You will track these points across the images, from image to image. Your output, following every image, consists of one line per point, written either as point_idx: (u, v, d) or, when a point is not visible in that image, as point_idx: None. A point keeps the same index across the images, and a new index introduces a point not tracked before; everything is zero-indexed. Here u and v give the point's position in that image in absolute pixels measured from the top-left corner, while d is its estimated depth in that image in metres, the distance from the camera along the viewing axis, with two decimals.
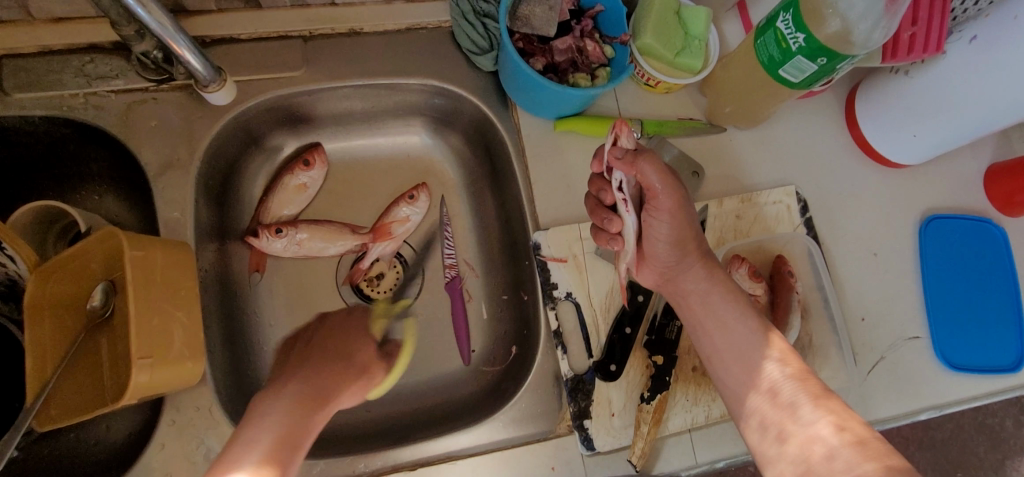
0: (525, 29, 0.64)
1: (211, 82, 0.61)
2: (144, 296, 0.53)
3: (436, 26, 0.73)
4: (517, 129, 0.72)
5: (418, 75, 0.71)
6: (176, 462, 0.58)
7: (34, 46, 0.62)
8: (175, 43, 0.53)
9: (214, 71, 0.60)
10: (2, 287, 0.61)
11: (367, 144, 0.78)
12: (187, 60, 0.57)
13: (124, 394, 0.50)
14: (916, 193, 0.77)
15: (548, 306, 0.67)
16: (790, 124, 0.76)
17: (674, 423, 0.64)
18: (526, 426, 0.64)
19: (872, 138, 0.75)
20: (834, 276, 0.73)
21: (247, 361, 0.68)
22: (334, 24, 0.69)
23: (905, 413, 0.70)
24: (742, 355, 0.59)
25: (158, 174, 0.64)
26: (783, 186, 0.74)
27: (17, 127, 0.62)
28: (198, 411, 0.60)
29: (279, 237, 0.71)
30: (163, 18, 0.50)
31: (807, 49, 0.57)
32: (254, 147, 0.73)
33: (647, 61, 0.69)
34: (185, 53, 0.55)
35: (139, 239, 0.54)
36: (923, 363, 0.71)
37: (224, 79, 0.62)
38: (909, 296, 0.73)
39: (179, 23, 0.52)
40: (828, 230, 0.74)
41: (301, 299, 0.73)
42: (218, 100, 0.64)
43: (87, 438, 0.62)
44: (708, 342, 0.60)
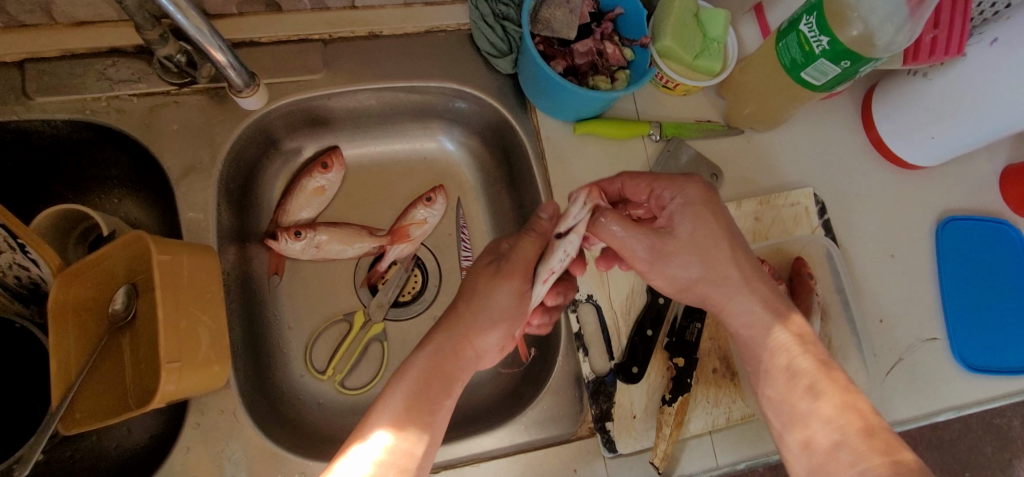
0: (545, 32, 0.65)
1: (244, 86, 0.61)
2: (172, 301, 0.53)
3: (455, 28, 0.73)
4: (536, 132, 0.72)
5: (438, 78, 0.72)
6: (201, 464, 0.59)
7: (57, 50, 0.63)
8: (208, 44, 0.53)
9: (248, 77, 0.61)
10: (24, 290, 0.63)
11: (384, 146, 0.78)
12: (225, 66, 0.57)
13: (153, 397, 0.51)
14: (933, 195, 0.77)
15: (570, 310, 0.67)
16: (806, 125, 0.76)
17: (695, 425, 0.65)
18: (548, 428, 0.64)
19: (889, 140, 0.75)
20: (853, 278, 0.73)
21: (268, 363, 0.69)
22: (354, 27, 0.70)
23: (924, 415, 0.70)
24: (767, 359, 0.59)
25: (180, 177, 0.64)
26: (802, 188, 0.74)
27: (38, 130, 0.62)
28: (223, 414, 0.60)
29: (298, 239, 0.71)
30: (199, 22, 0.50)
31: (832, 52, 0.57)
32: (272, 149, 0.73)
33: (667, 64, 0.69)
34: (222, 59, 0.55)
35: (166, 243, 0.54)
36: (942, 365, 0.71)
37: (257, 85, 0.63)
38: (927, 297, 0.74)
39: (213, 26, 0.52)
40: (846, 232, 0.74)
41: (319, 301, 0.73)
42: (251, 104, 0.64)
43: (110, 441, 0.62)
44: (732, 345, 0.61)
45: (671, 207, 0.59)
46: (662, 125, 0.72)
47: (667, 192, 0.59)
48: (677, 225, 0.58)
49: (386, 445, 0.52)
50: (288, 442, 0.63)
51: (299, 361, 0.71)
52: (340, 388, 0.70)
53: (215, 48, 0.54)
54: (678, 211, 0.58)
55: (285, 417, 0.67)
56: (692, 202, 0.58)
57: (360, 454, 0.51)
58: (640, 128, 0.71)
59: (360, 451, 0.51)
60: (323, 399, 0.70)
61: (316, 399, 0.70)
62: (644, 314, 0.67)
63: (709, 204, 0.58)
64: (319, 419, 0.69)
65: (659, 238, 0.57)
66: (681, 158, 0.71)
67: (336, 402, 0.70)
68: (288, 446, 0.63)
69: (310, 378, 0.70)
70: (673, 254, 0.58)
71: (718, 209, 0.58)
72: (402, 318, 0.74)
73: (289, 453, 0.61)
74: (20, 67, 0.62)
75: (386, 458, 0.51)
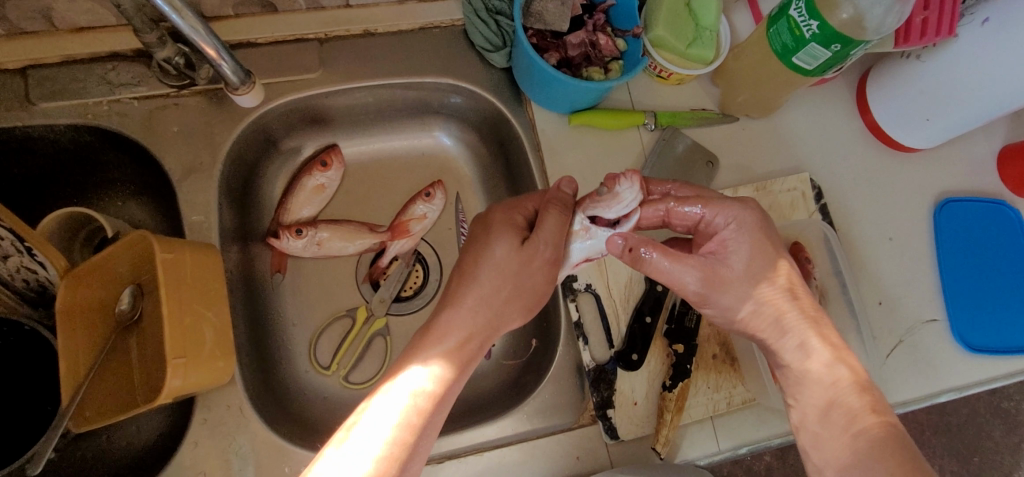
0: (538, 25, 0.65)
1: (240, 84, 0.62)
2: (176, 299, 0.54)
3: (449, 24, 0.74)
4: (531, 124, 0.73)
5: (434, 73, 0.72)
6: (209, 459, 0.60)
7: (58, 56, 0.64)
8: (204, 44, 0.54)
9: (243, 73, 0.61)
10: (32, 293, 0.64)
11: (382, 143, 0.79)
12: (219, 63, 0.57)
13: (160, 393, 0.52)
14: (930, 177, 0.77)
15: (569, 300, 0.67)
16: (801, 111, 0.77)
17: (696, 411, 0.65)
18: (550, 417, 0.65)
19: (884, 124, 0.75)
20: (851, 262, 0.73)
21: (272, 360, 0.70)
22: (349, 26, 0.70)
23: (925, 396, 0.70)
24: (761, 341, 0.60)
25: (182, 178, 0.65)
26: (797, 174, 0.74)
27: (41, 135, 0.63)
28: (229, 409, 0.61)
29: (300, 237, 0.72)
30: (193, 21, 0.51)
31: (821, 36, 0.58)
32: (273, 148, 0.74)
33: (660, 53, 0.70)
34: (216, 57, 0.56)
35: (169, 241, 0.55)
36: (942, 346, 0.72)
37: (253, 82, 0.63)
38: (925, 279, 0.74)
39: (209, 27, 0.53)
40: (843, 217, 0.74)
41: (323, 296, 0.74)
42: (246, 101, 0.64)
43: (120, 438, 0.63)
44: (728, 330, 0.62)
45: (721, 232, 0.58)
46: (657, 114, 0.72)
47: (721, 217, 0.58)
48: (734, 254, 0.57)
49: (422, 389, 0.51)
50: (295, 436, 0.64)
51: (304, 356, 0.72)
52: (344, 383, 0.71)
53: (209, 47, 0.54)
54: (733, 235, 0.58)
55: (290, 412, 0.68)
56: (744, 223, 0.58)
57: (384, 404, 0.49)
58: (634, 115, 0.71)
59: (381, 401, 0.50)
60: (327, 393, 0.71)
61: (321, 393, 0.71)
62: (643, 299, 0.68)
63: (760, 225, 0.58)
64: (324, 413, 0.70)
65: (716, 267, 0.57)
66: (677, 148, 0.72)
67: (340, 397, 0.71)
68: (294, 439, 0.64)
69: (314, 373, 0.71)
70: (730, 284, 0.57)
71: (766, 224, 0.58)
72: (404, 312, 0.75)
73: (294, 446, 0.62)
74: (23, 73, 0.63)
75: (420, 405, 0.50)
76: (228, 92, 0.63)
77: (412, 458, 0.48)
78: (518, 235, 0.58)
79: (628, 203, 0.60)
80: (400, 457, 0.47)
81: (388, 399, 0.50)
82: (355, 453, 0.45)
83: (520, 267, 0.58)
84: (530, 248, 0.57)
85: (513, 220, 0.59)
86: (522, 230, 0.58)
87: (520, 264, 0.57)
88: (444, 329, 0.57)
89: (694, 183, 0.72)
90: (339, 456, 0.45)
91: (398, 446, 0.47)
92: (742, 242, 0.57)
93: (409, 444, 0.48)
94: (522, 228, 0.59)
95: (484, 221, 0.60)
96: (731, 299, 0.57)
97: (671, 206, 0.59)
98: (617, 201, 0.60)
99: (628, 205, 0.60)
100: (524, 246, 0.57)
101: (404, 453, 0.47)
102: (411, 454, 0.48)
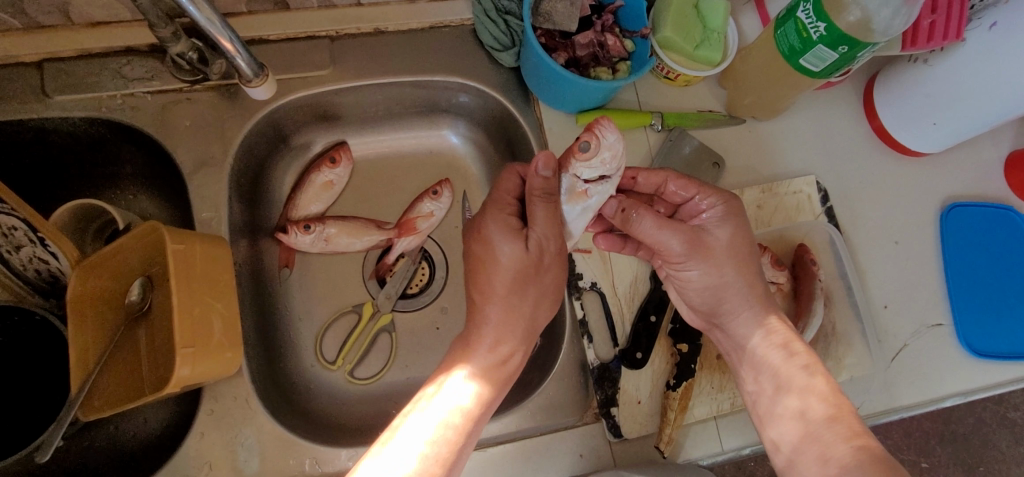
0: (547, 25, 0.66)
1: (254, 76, 0.62)
2: (186, 288, 0.55)
3: (458, 24, 0.74)
4: (539, 123, 0.73)
5: (442, 72, 0.73)
6: (214, 449, 0.60)
7: (74, 50, 0.65)
8: (221, 37, 0.54)
9: (258, 66, 0.62)
10: (43, 283, 0.66)
11: (391, 140, 0.80)
12: (234, 56, 0.58)
13: (169, 382, 0.52)
14: (937, 181, 0.77)
15: (574, 298, 0.67)
16: (808, 114, 0.77)
17: (700, 410, 0.65)
18: (554, 414, 0.65)
19: (891, 127, 0.75)
20: (857, 265, 0.73)
21: (278, 353, 0.70)
22: (359, 24, 0.71)
23: (930, 400, 0.70)
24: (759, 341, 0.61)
25: (193, 172, 0.66)
26: (803, 176, 0.74)
27: (57, 128, 0.64)
28: (236, 400, 0.62)
29: (308, 232, 0.72)
30: (210, 14, 0.52)
31: (829, 37, 0.58)
32: (283, 144, 0.75)
33: (667, 54, 0.70)
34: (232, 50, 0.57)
35: (180, 233, 0.55)
36: (947, 350, 0.71)
37: (266, 75, 0.64)
38: (931, 284, 0.74)
39: (225, 20, 0.53)
40: (849, 219, 0.75)
41: (329, 292, 0.75)
42: (259, 94, 0.65)
43: (126, 430, 0.64)
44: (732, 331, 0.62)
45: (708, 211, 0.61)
46: (664, 115, 0.72)
47: (709, 200, 0.61)
48: (719, 228, 0.61)
49: (463, 395, 0.55)
50: (301, 429, 0.65)
51: (310, 350, 0.72)
52: (349, 378, 0.72)
53: (225, 40, 0.55)
54: (716, 215, 0.61)
55: (296, 405, 0.68)
56: (732, 210, 0.61)
57: (432, 409, 0.54)
58: (642, 117, 0.71)
59: (429, 406, 0.54)
60: (332, 387, 0.72)
61: (325, 387, 0.71)
62: (648, 299, 0.68)
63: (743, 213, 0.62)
64: (329, 407, 0.70)
65: (700, 235, 0.60)
66: (684, 150, 0.72)
67: (344, 391, 0.72)
68: (301, 433, 0.64)
69: (320, 368, 0.72)
70: (710, 253, 0.60)
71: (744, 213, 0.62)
72: (412, 309, 0.75)
73: (301, 438, 0.62)
74: (39, 66, 0.64)
75: (463, 409, 0.55)
76: (241, 84, 0.64)
77: (457, 456, 0.52)
78: (518, 237, 0.58)
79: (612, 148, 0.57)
80: (446, 457, 0.51)
81: (435, 404, 0.54)
82: (402, 452, 0.50)
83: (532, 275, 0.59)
84: (535, 247, 0.58)
85: (507, 223, 0.59)
86: (517, 229, 0.58)
87: (528, 274, 0.59)
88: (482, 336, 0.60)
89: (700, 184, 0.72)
90: (385, 455, 0.50)
91: (440, 446, 0.51)
92: (729, 215, 0.61)
93: (454, 447, 0.52)
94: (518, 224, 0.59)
95: (477, 233, 0.59)
96: (709, 256, 0.60)
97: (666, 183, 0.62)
98: (600, 151, 0.57)
99: (615, 156, 0.57)
100: (528, 246, 0.58)
101: (446, 452, 0.51)
102: (454, 454, 0.52)
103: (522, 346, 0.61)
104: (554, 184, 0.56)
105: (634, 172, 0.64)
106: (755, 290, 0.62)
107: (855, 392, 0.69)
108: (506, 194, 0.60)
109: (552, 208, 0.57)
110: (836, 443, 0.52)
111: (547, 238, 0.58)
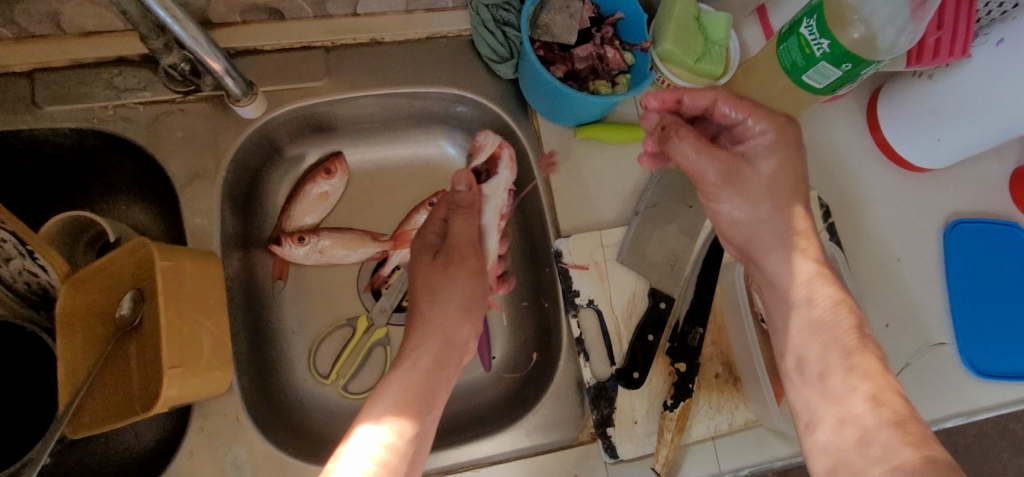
0: (545, 37, 0.65)
1: (242, 96, 0.62)
2: (174, 306, 0.54)
3: (456, 34, 0.73)
4: (537, 136, 0.72)
5: (439, 84, 0.72)
6: (204, 468, 0.59)
7: (65, 60, 0.64)
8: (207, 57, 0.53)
9: (246, 86, 0.61)
10: (34, 296, 0.65)
11: (387, 151, 0.79)
12: (222, 76, 0.58)
13: (156, 402, 0.51)
14: (940, 197, 0.76)
15: (570, 315, 0.67)
16: (810, 127, 0.76)
17: (697, 431, 0.64)
18: (549, 433, 0.64)
19: (894, 142, 0.74)
20: (858, 283, 0.72)
21: (271, 367, 0.69)
22: (355, 35, 0.70)
23: (932, 421, 0.69)
24: (796, 272, 0.58)
25: (185, 184, 0.65)
26: (805, 192, 0.73)
27: (47, 139, 0.64)
28: (226, 418, 0.61)
29: (301, 245, 0.71)
30: (196, 33, 0.51)
31: (832, 55, 0.56)
32: (277, 155, 0.74)
33: (667, 67, 0.69)
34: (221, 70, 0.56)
35: (170, 249, 0.55)
36: (950, 370, 0.70)
37: (256, 93, 0.63)
38: (934, 301, 0.73)
39: (210, 38, 0.53)
40: (851, 236, 0.74)
41: (324, 304, 0.74)
42: (248, 113, 0.65)
43: (115, 445, 0.63)
44: (771, 265, 0.60)
45: (757, 136, 0.59)
46: None
47: (762, 124, 0.58)
48: (760, 162, 0.60)
49: (381, 442, 0.51)
50: (292, 446, 0.64)
51: (303, 364, 0.71)
52: (342, 393, 0.71)
53: (211, 58, 0.54)
54: (767, 145, 0.59)
55: (288, 421, 0.67)
56: (784, 138, 0.59)
57: (352, 460, 0.49)
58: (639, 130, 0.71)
59: (347, 458, 0.49)
60: (326, 402, 0.71)
61: (318, 402, 0.71)
62: (646, 316, 0.67)
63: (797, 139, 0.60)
64: (321, 422, 0.70)
65: (739, 163, 0.59)
66: None
67: (337, 406, 0.71)
68: (292, 451, 0.63)
69: (313, 382, 0.71)
70: (746, 184, 0.60)
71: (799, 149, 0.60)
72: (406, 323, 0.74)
73: (292, 457, 0.61)
74: (30, 76, 0.63)
75: (384, 456, 0.50)
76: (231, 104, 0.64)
77: None
78: (431, 252, 0.66)
79: (490, 147, 0.70)
80: None
81: (352, 456, 0.49)
82: None
83: (448, 279, 0.65)
84: (445, 252, 0.66)
85: (426, 242, 0.67)
86: (432, 246, 0.66)
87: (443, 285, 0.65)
88: (390, 386, 0.58)
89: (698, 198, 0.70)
90: None
91: None
92: (776, 126, 0.59)
93: None
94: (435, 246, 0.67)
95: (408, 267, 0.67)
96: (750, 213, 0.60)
97: (718, 103, 0.58)
98: (481, 149, 0.70)
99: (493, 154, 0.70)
100: (440, 255, 0.66)
101: None
102: None
103: (448, 360, 0.63)
104: (471, 198, 0.67)
105: (679, 93, 0.59)
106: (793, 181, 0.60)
107: None
108: (430, 219, 0.68)
109: (469, 216, 0.66)
110: (894, 448, 0.44)
111: (460, 239, 0.66)
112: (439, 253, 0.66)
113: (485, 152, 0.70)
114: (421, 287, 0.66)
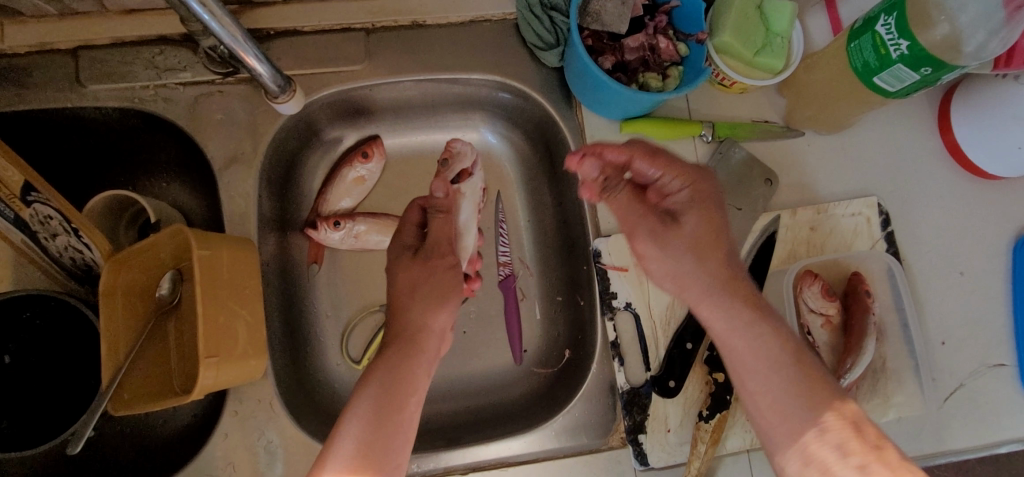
0: (595, 25, 0.61)
1: (280, 92, 0.59)
2: (211, 295, 0.54)
3: (500, 18, 0.70)
4: (580, 128, 0.69)
5: (480, 70, 0.69)
6: (239, 450, 0.61)
7: (108, 38, 0.64)
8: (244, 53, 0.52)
9: (283, 81, 0.59)
10: (78, 271, 0.66)
11: (424, 136, 0.77)
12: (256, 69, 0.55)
13: (193, 389, 0.52)
14: (1013, 208, 0.70)
15: (606, 318, 0.65)
16: (874, 127, 0.71)
17: (732, 443, 0.63)
18: (578, 436, 0.63)
19: (965, 146, 0.69)
20: (913, 297, 0.68)
21: (305, 351, 0.70)
22: (396, 17, 0.68)
23: (983, 446, 0.65)
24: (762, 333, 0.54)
25: (223, 168, 0.65)
26: (864, 198, 0.69)
27: (91, 116, 0.64)
28: (260, 403, 0.62)
29: (337, 229, 0.70)
30: (234, 30, 0.49)
31: (910, 57, 0.52)
32: (314, 138, 0.73)
33: (723, 60, 0.65)
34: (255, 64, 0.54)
35: (207, 236, 0.55)
36: (1008, 394, 0.66)
37: (294, 90, 0.61)
38: (996, 320, 0.68)
39: (248, 33, 0.51)
40: (910, 246, 0.69)
41: (357, 291, 0.73)
42: (289, 110, 0.62)
43: (154, 420, 0.65)
44: (709, 311, 0.56)
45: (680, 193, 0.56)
46: (715, 125, 0.67)
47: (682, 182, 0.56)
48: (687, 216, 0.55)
49: None
50: (322, 433, 0.65)
51: (335, 350, 0.72)
52: None
53: (246, 54, 0.52)
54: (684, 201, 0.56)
55: (321, 407, 0.68)
56: (703, 196, 0.56)
57: None
58: (691, 127, 0.67)
59: None
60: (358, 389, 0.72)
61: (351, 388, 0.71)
62: (686, 322, 0.64)
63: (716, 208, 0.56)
64: None
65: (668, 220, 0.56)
66: (732, 162, 0.67)
67: None
68: (322, 438, 0.64)
69: (345, 368, 0.71)
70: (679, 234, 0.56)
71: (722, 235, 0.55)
72: None
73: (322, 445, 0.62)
74: (74, 53, 0.63)
75: None
76: (270, 101, 0.61)
77: None
78: (409, 252, 0.63)
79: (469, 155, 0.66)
80: None
81: None
82: None
83: (427, 276, 0.62)
84: (421, 253, 0.63)
85: (403, 243, 0.64)
86: (410, 246, 0.64)
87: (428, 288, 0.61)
88: (347, 428, 0.51)
89: (748, 200, 0.67)
90: None
91: None
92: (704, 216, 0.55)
93: None
94: (413, 247, 0.64)
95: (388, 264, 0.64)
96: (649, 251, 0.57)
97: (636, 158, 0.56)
98: (459, 156, 0.65)
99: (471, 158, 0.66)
100: (417, 255, 0.63)
101: None
102: None
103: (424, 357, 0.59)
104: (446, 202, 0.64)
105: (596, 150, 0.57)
106: (723, 265, 0.55)
107: (901, 434, 0.65)
108: (408, 221, 0.65)
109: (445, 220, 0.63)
110: None
111: (438, 241, 0.63)
112: (417, 251, 0.63)
113: (463, 157, 0.65)
114: (403, 282, 0.62)
